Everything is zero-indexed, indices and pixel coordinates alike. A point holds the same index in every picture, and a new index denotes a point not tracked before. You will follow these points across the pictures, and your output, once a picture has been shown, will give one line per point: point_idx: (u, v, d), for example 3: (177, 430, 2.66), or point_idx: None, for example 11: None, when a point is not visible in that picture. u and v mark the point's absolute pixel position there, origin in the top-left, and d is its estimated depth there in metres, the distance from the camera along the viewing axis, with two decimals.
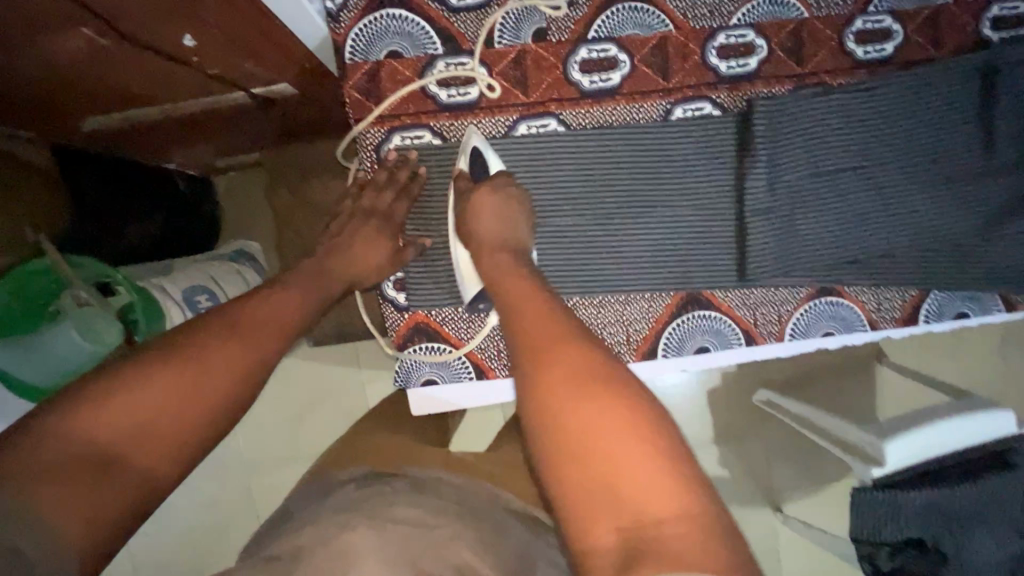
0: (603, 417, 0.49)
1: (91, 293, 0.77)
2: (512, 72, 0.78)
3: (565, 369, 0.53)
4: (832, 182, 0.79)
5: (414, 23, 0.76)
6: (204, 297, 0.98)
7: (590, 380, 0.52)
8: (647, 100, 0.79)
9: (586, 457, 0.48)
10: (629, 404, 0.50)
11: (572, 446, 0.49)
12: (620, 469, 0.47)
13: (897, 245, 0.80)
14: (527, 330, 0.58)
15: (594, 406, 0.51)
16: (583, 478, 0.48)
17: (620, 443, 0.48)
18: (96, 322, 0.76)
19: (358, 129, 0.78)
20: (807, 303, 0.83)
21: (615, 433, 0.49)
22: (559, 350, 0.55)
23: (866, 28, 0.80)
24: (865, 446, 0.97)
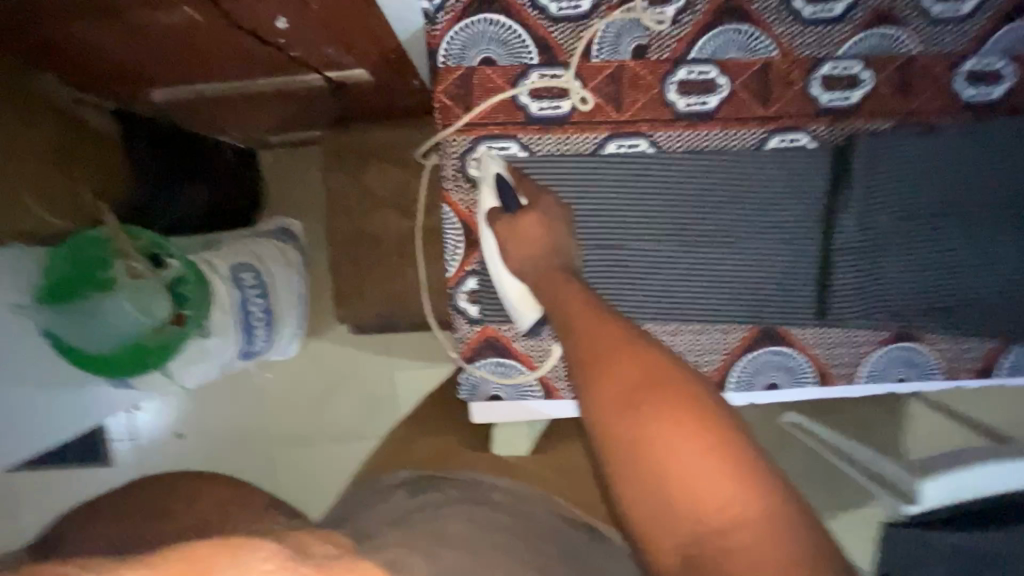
0: (660, 422, 0.50)
1: (144, 265, 0.77)
2: (606, 88, 0.75)
3: (626, 374, 0.53)
4: (923, 225, 0.77)
5: (511, 32, 0.73)
6: (252, 276, 0.99)
7: (650, 388, 0.52)
8: (742, 127, 0.76)
9: (641, 467, 0.49)
10: (689, 405, 0.50)
11: (645, 476, 0.49)
12: (682, 481, 0.48)
13: (983, 295, 0.78)
14: (579, 344, 0.57)
15: (660, 415, 0.50)
16: (647, 493, 0.49)
17: (679, 447, 0.48)
18: (146, 295, 0.78)
19: (443, 134, 0.76)
20: (883, 347, 0.82)
21: (675, 440, 0.49)
22: (617, 361, 0.54)
23: (977, 69, 0.76)
24: (898, 482, 0.94)
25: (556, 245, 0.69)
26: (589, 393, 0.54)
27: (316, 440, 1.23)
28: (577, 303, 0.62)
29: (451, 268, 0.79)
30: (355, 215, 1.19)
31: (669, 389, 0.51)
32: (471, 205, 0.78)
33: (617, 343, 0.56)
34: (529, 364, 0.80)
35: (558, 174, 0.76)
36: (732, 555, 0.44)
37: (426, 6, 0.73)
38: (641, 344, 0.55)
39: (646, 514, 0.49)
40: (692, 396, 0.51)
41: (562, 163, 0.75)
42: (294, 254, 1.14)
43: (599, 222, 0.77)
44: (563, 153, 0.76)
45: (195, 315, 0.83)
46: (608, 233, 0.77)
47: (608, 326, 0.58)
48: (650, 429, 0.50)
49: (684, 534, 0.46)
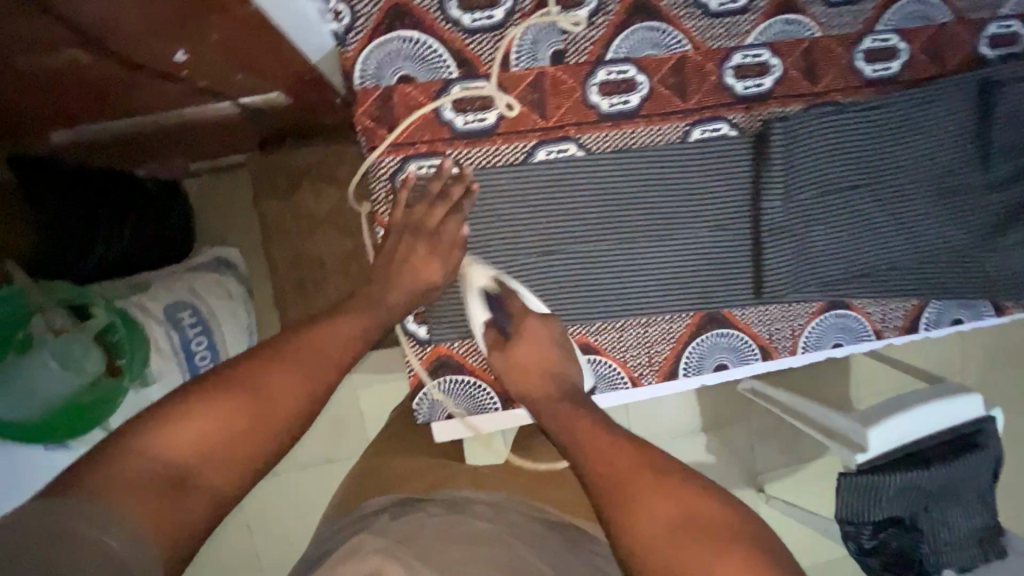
0: (693, 546, 0.51)
1: (66, 317, 0.67)
2: (530, 95, 0.75)
3: (660, 504, 0.54)
4: (841, 199, 0.81)
5: (427, 46, 0.72)
6: (190, 316, 0.94)
7: (686, 518, 0.53)
8: (665, 122, 0.78)
9: None
10: (723, 531, 0.52)
11: None
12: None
13: (901, 258, 0.84)
14: (606, 474, 0.58)
15: (700, 543, 0.51)
16: None
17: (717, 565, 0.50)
18: (73, 351, 0.67)
19: (370, 158, 0.73)
20: (817, 317, 0.86)
21: (709, 562, 0.50)
22: (641, 494, 0.55)
23: (875, 46, 0.80)
24: (846, 434, 1.01)
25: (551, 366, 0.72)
26: (616, 532, 0.54)
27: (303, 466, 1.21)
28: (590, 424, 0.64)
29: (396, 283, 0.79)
30: (294, 239, 1.15)
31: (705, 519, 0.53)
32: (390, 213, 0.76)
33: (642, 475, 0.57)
34: (483, 377, 0.80)
35: (492, 187, 0.75)
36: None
37: (335, 26, 0.70)
38: (658, 466, 0.58)
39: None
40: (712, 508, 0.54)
41: (494, 177, 0.75)
42: (234, 285, 1.09)
43: (537, 229, 0.77)
44: (494, 165, 0.75)
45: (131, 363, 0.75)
46: (550, 240, 0.78)
47: (630, 454, 0.59)
48: (684, 553, 0.51)
49: None
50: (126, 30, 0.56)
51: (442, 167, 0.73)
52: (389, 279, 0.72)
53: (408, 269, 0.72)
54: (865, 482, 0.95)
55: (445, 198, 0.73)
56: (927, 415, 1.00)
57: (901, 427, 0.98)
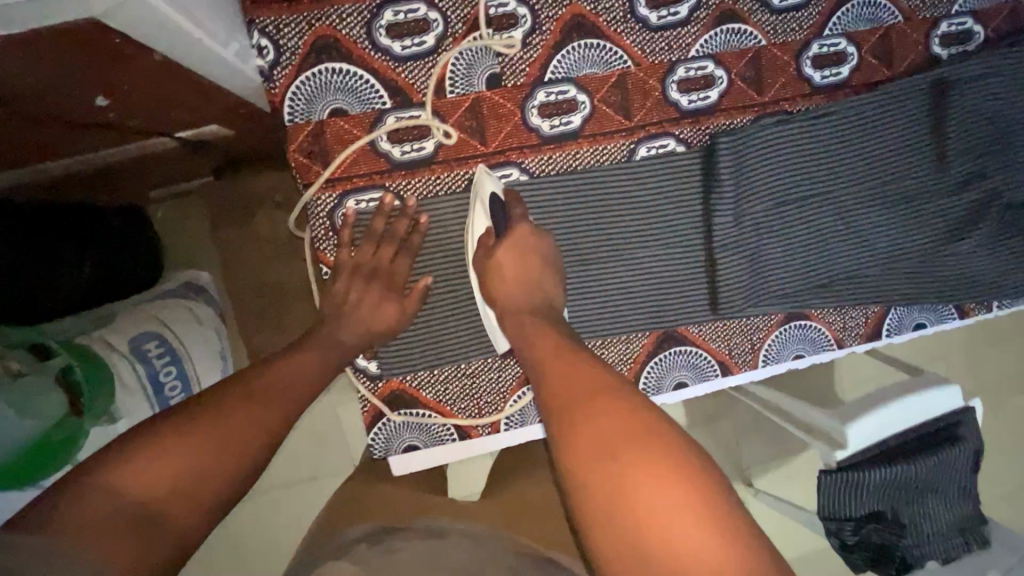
0: (638, 471, 0.45)
1: (22, 359, 0.67)
2: (467, 121, 0.73)
3: (604, 415, 0.49)
4: (794, 210, 0.80)
5: (357, 77, 0.70)
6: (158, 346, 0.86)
7: (631, 431, 0.48)
8: (609, 141, 0.76)
9: (622, 511, 0.44)
10: (668, 454, 0.46)
11: (624, 519, 0.44)
12: (657, 525, 0.43)
13: (859, 267, 0.82)
14: (557, 386, 0.54)
15: (638, 453, 0.46)
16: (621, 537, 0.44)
17: (659, 494, 0.44)
18: (30, 393, 0.65)
19: (306, 195, 0.72)
20: (777, 329, 0.85)
21: (647, 488, 0.45)
22: (596, 406, 0.50)
23: (822, 53, 0.79)
24: (826, 431, 0.96)
25: (538, 285, 0.67)
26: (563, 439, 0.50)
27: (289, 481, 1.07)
28: (549, 347, 0.59)
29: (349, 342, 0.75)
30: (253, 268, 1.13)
31: (648, 437, 0.47)
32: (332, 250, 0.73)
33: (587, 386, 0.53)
34: (438, 408, 0.79)
35: (434, 216, 0.73)
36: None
37: (260, 62, 0.68)
38: (627, 393, 0.52)
39: (615, 555, 0.43)
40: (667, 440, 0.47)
41: (436, 207, 0.73)
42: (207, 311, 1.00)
43: None
44: (436, 194, 0.74)
45: (91, 402, 0.73)
46: None
47: (581, 372, 0.54)
48: (626, 477, 0.45)
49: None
50: (32, 86, 0.54)
51: (382, 201, 0.71)
52: (333, 319, 0.70)
53: (352, 308, 0.70)
54: (847, 478, 0.93)
55: (389, 234, 0.72)
56: (906, 406, 0.95)
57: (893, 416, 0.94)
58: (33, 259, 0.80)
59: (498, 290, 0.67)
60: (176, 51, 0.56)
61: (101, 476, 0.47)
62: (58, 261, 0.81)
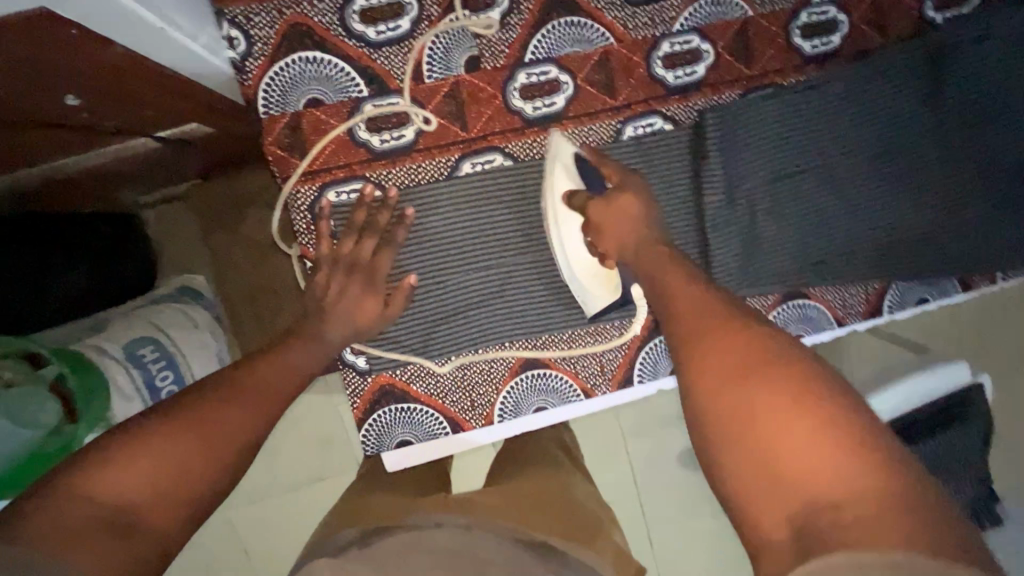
0: (770, 397, 0.43)
1: (14, 371, 0.64)
2: (447, 106, 0.71)
3: (734, 348, 0.47)
4: (789, 185, 0.77)
5: (332, 66, 0.68)
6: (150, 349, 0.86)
7: (765, 361, 0.45)
8: (595, 122, 0.74)
9: (755, 441, 0.42)
10: (797, 386, 0.43)
11: (759, 448, 0.41)
12: (789, 454, 0.40)
13: (858, 242, 0.80)
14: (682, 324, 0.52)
15: (772, 382, 0.43)
16: (755, 463, 0.41)
17: (787, 422, 0.41)
18: (25, 404, 0.63)
19: (286, 189, 0.70)
20: (775, 309, 0.83)
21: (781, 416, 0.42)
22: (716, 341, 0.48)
23: (811, 21, 0.76)
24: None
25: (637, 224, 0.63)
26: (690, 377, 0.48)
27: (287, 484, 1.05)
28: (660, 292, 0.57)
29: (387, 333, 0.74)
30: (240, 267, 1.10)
31: (777, 368, 0.44)
32: (312, 243, 0.72)
33: (714, 324, 0.50)
34: (429, 402, 0.78)
35: (418, 205, 0.72)
36: (843, 528, 0.36)
37: (232, 54, 0.67)
38: (739, 330, 0.49)
39: (752, 478, 0.41)
40: (794, 366, 0.44)
41: (419, 197, 0.71)
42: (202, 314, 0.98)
43: (471, 244, 0.73)
44: (418, 183, 0.72)
45: (87, 409, 0.72)
46: (485, 254, 0.74)
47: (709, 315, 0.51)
48: (757, 404, 0.43)
49: (791, 507, 0.39)
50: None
51: (362, 193, 0.70)
52: (317, 313, 0.68)
53: (334, 302, 0.68)
54: None
55: (371, 225, 0.70)
56: (914, 387, 0.93)
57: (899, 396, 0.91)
58: (22, 268, 0.80)
59: (607, 241, 0.64)
60: (140, 43, 0.55)
61: (76, 478, 0.45)
62: (44, 267, 0.82)
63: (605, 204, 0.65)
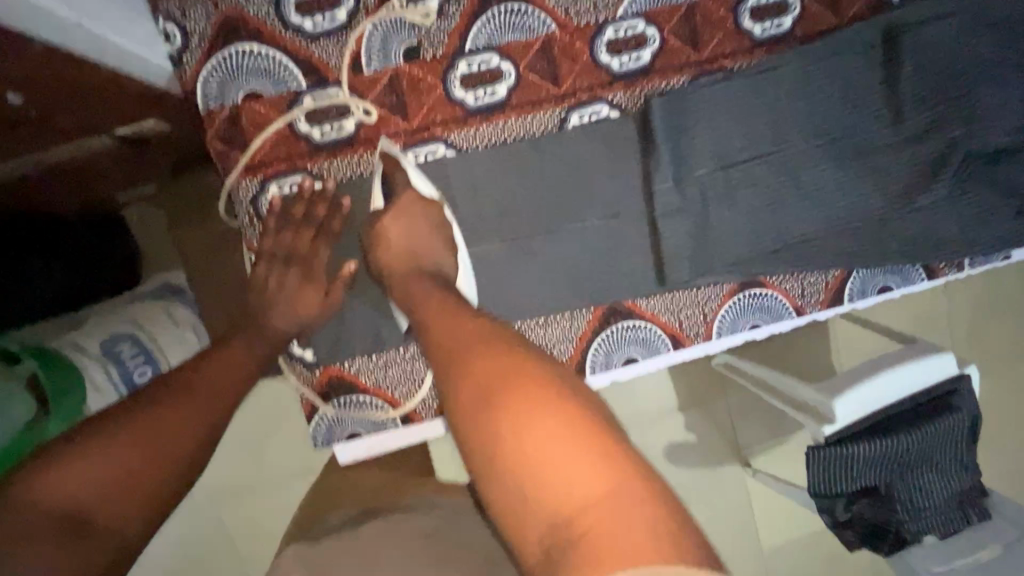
0: (518, 412, 0.41)
1: None
2: (386, 97, 0.71)
3: (498, 362, 0.45)
4: (742, 171, 0.76)
5: (270, 58, 0.68)
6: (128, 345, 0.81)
7: (522, 378, 0.44)
8: (538, 110, 0.73)
9: (516, 464, 0.40)
10: (560, 400, 0.42)
11: (515, 466, 0.40)
12: (550, 474, 0.38)
13: (815, 228, 0.78)
14: (445, 340, 0.50)
15: (528, 407, 0.41)
16: (512, 487, 0.40)
17: (525, 432, 0.40)
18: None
19: (227, 183, 0.70)
20: (730, 299, 0.81)
21: (536, 427, 0.40)
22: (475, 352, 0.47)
23: (760, 4, 0.76)
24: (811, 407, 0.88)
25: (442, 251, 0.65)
26: (449, 390, 0.46)
27: (256, 485, 0.94)
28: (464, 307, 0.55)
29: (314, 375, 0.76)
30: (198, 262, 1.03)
31: (543, 384, 0.43)
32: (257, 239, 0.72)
33: (485, 339, 0.48)
34: (379, 394, 0.78)
35: (359, 199, 0.72)
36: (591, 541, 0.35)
37: (169, 49, 0.68)
38: (510, 342, 0.48)
39: (517, 504, 0.39)
40: (558, 386, 0.43)
41: (361, 189, 0.71)
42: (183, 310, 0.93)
43: None
44: (360, 175, 0.72)
45: (59, 404, 0.67)
46: None
47: (483, 329, 0.50)
48: (512, 426, 0.41)
49: (541, 525, 0.38)
50: None
51: (302, 185, 0.70)
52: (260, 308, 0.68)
53: (276, 293, 0.68)
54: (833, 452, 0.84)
55: (308, 217, 0.70)
56: (899, 377, 0.87)
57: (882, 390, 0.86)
58: None
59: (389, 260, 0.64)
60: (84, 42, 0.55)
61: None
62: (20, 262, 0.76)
63: (396, 215, 0.66)
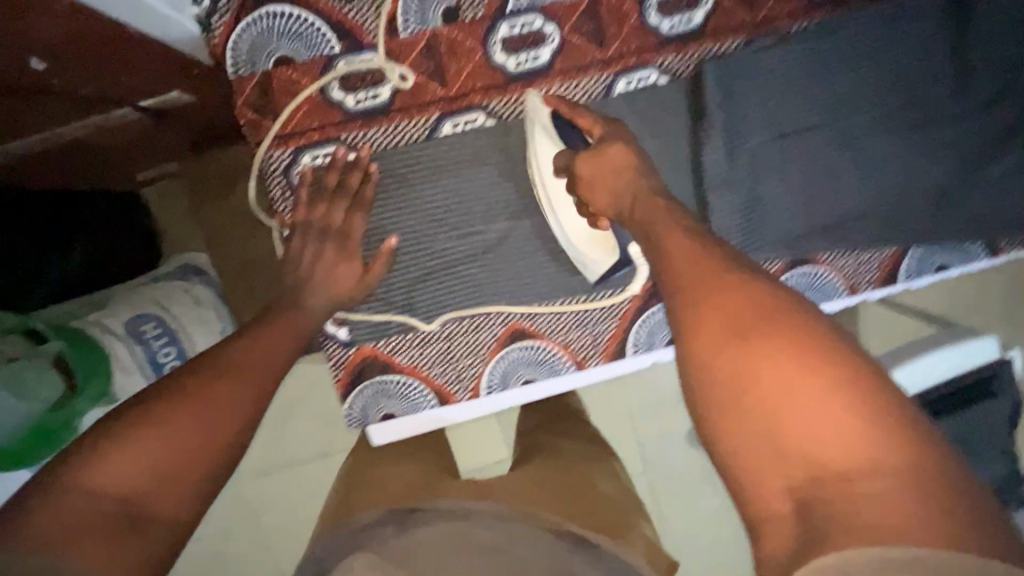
0: (771, 356, 0.43)
1: (14, 347, 0.60)
2: (424, 63, 0.67)
3: (724, 314, 0.46)
4: (798, 141, 0.71)
5: (303, 21, 0.65)
6: (152, 326, 0.76)
7: (753, 328, 0.45)
8: (583, 76, 0.69)
9: (762, 412, 0.41)
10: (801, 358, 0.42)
11: (754, 414, 0.42)
12: (796, 425, 0.40)
13: (874, 203, 0.74)
14: (676, 290, 0.50)
15: (766, 356, 0.43)
16: (754, 434, 0.41)
17: (785, 393, 0.41)
18: (27, 377, 0.59)
19: (259, 154, 0.67)
20: (780, 277, 0.77)
21: (775, 377, 0.42)
22: (710, 306, 0.47)
23: None
24: None
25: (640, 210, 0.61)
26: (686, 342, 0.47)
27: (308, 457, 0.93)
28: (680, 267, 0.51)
29: (347, 354, 0.74)
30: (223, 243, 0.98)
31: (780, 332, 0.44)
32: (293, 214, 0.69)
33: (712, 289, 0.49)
34: (413, 374, 0.75)
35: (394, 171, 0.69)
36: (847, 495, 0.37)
37: (196, 11, 0.64)
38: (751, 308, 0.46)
39: (759, 450, 0.41)
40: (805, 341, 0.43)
41: (397, 160, 0.68)
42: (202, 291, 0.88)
43: (450, 213, 0.70)
44: (396, 145, 0.68)
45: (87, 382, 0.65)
46: (468, 219, 0.70)
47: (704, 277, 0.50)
48: (751, 374, 0.42)
49: (795, 470, 0.39)
50: None
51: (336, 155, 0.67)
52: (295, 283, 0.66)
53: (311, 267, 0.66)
54: None
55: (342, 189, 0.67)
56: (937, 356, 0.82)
57: (936, 367, 0.80)
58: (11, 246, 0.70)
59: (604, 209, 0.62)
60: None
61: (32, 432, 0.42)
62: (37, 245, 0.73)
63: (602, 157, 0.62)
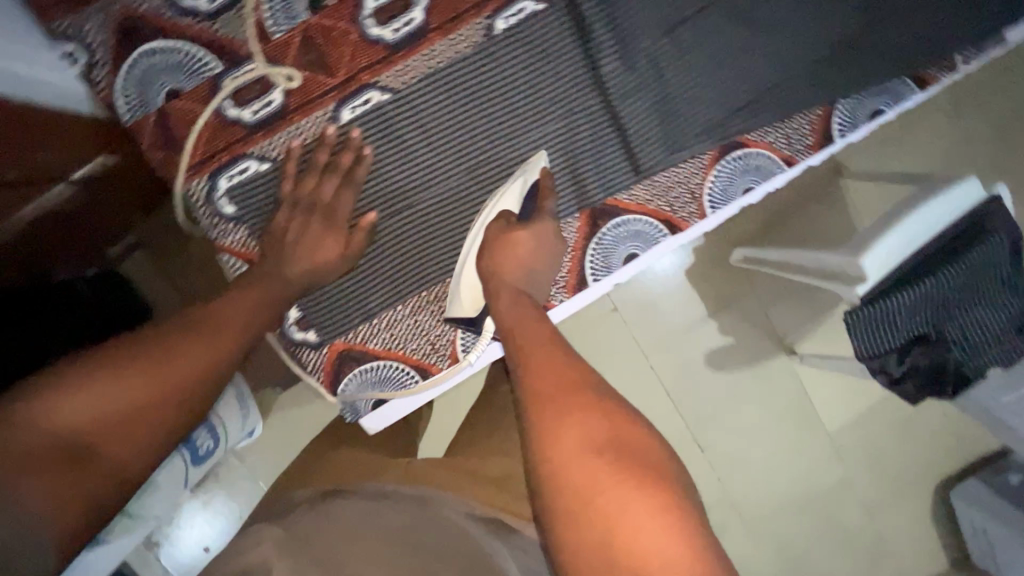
0: (578, 439, 0.50)
1: None
2: (304, 57, 0.68)
3: (575, 420, 0.51)
4: (689, 27, 0.70)
5: (178, 51, 0.67)
6: None
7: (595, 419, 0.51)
8: (460, 26, 0.70)
9: (582, 493, 0.47)
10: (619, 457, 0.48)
11: (578, 502, 0.46)
12: (616, 526, 0.44)
13: (785, 68, 0.72)
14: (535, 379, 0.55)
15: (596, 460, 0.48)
16: (576, 523, 0.46)
17: (609, 494, 0.46)
18: None
19: (179, 188, 0.70)
20: (715, 166, 0.77)
21: (601, 475, 0.47)
22: (559, 400, 0.53)
23: None
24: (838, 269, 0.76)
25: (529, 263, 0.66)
26: (532, 426, 0.53)
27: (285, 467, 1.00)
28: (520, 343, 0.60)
29: (321, 355, 0.76)
30: None
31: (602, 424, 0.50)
32: (240, 241, 0.71)
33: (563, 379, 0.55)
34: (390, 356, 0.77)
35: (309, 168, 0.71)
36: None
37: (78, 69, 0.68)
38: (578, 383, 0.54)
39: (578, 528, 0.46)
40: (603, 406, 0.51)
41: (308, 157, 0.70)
42: None
43: (378, 193, 0.72)
44: (304, 144, 0.70)
45: None
46: (396, 194, 0.72)
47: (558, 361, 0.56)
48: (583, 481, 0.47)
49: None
50: None
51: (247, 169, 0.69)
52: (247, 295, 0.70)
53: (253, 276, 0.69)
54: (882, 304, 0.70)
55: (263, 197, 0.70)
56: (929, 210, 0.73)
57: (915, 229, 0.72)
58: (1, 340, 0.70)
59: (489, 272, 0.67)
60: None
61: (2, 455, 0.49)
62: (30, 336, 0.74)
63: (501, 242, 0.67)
